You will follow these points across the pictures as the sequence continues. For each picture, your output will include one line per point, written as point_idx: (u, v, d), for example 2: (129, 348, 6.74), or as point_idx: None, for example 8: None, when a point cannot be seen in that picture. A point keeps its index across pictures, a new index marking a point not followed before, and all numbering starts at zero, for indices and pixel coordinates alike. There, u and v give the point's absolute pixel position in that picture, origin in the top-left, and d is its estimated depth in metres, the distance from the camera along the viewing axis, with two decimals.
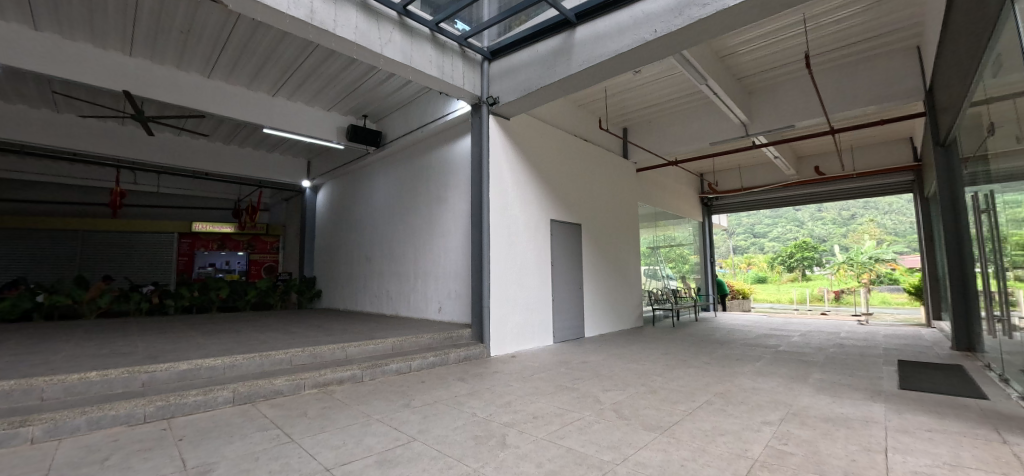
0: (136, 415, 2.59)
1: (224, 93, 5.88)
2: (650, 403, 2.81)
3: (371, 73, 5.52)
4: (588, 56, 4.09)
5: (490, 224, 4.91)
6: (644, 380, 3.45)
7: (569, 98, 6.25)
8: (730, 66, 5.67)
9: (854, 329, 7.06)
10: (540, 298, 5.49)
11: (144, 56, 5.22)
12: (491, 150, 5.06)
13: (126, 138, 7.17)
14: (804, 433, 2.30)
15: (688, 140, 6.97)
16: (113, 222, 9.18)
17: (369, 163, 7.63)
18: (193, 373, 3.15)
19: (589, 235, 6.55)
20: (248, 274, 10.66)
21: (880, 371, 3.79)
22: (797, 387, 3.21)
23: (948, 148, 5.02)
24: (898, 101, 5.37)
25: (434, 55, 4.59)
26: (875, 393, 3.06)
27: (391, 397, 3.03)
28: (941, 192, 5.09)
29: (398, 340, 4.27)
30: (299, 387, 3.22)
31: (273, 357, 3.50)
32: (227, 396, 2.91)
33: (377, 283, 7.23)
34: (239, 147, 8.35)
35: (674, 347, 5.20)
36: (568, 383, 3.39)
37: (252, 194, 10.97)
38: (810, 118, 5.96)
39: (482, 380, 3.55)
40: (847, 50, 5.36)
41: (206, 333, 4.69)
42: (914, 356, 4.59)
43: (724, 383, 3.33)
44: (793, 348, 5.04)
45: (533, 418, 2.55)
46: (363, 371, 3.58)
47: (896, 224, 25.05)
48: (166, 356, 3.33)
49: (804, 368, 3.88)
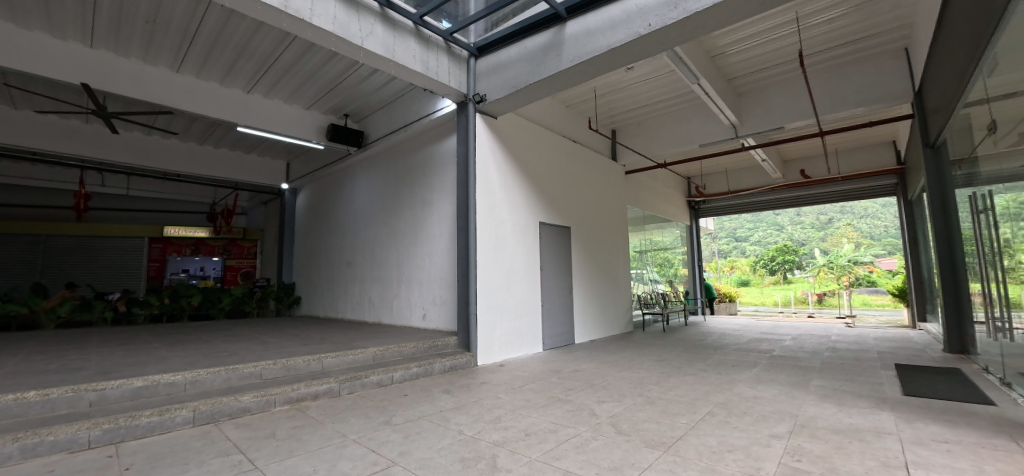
0: (80, 439, 2.29)
1: (193, 88, 5.54)
2: (650, 416, 2.63)
3: (353, 68, 5.28)
4: (579, 52, 3.94)
5: (478, 226, 4.71)
6: (640, 389, 3.27)
7: (557, 97, 6.11)
8: (720, 67, 5.61)
9: (844, 332, 7.04)
10: (529, 304, 5.29)
11: (106, 47, 4.87)
12: (478, 149, 4.87)
13: (89, 136, 6.74)
14: (817, 448, 2.15)
15: (678, 142, 6.89)
16: (78, 226, 8.71)
17: (351, 164, 7.36)
18: (148, 390, 2.83)
19: (579, 238, 6.39)
20: (223, 281, 10.18)
21: (879, 376, 3.69)
22: (800, 395, 3.07)
23: (937, 149, 5.03)
24: (887, 103, 5.37)
25: (418, 50, 4.38)
26: (879, 401, 2.94)
27: (371, 414, 2.78)
28: (931, 193, 5.08)
29: (379, 350, 4.01)
30: (269, 404, 2.94)
31: (240, 371, 3.20)
32: (186, 415, 2.61)
33: (358, 290, 6.94)
34: (214, 147, 7.98)
35: (668, 353, 5.05)
36: (560, 394, 3.19)
37: (228, 197, 10.56)
38: (800, 120, 5.93)
39: (469, 392, 3.32)
40: (837, 52, 5.34)
41: (171, 344, 4.34)
42: (909, 359, 4.53)
43: (723, 392, 3.17)
44: (787, 352, 4.94)
45: (526, 435, 2.34)
46: (341, 384, 3.32)
47: (872, 228, 25.64)
48: (120, 371, 3.00)
49: (802, 374, 3.75)
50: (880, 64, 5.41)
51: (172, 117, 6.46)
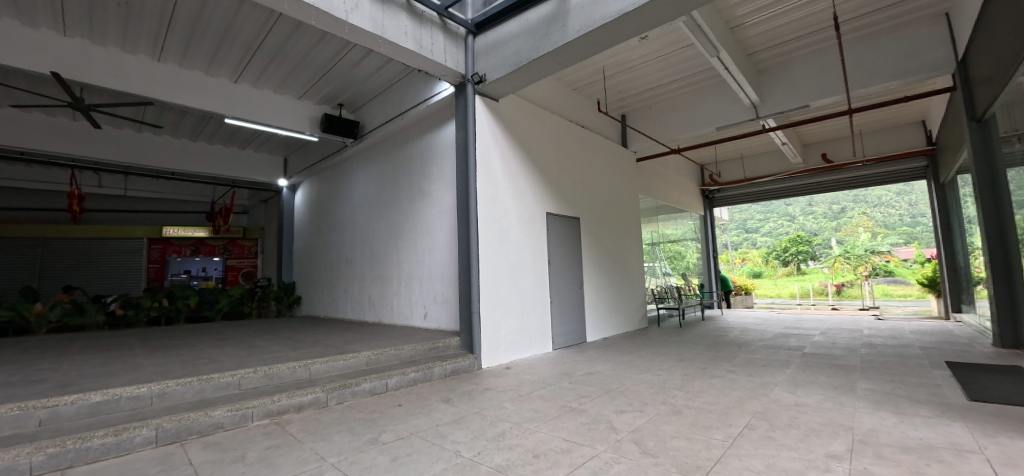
0: (19, 466, 1.99)
1: (176, 77, 5.20)
2: (678, 430, 2.26)
3: (345, 51, 4.92)
4: (587, 21, 3.54)
5: (478, 217, 4.34)
6: (663, 396, 2.88)
7: (563, 78, 5.70)
8: (740, 40, 5.15)
9: (875, 324, 6.58)
10: (537, 301, 4.93)
11: (81, 36, 4.56)
12: (478, 135, 4.50)
13: (75, 133, 6.47)
14: (889, 472, 1.78)
15: (693, 125, 6.45)
16: (75, 228, 8.55)
17: (347, 157, 7.04)
18: (109, 405, 2.52)
19: (588, 230, 6.01)
20: (225, 281, 9.98)
21: (934, 378, 3.25)
22: (849, 402, 2.68)
23: (985, 123, 4.50)
24: (925, 74, 4.91)
25: (410, 26, 3.99)
26: (944, 409, 2.55)
27: (357, 430, 2.44)
28: (979, 173, 4.57)
29: (373, 354, 3.68)
30: (244, 418, 2.61)
31: (215, 381, 2.87)
32: (147, 434, 2.31)
33: (358, 288, 6.63)
34: (207, 143, 7.69)
35: (688, 352, 4.64)
36: (573, 403, 2.82)
37: (226, 195, 10.30)
38: (827, 96, 5.45)
39: (471, 401, 2.96)
40: (871, 19, 4.85)
41: (151, 350, 4.04)
42: (958, 356, 4.10)
43: (759, 399, 2.77)
44: (819, 350, 4.52)
45: (534, 457, 1.98)
46: (328, 394, 2.98)
47: (886, 216, 24.94)
48: (81, 384, 2.70)
49: (844, 375, 3.34)
50: (918, 31, 4.92)
51: (160, 110, 6.17)
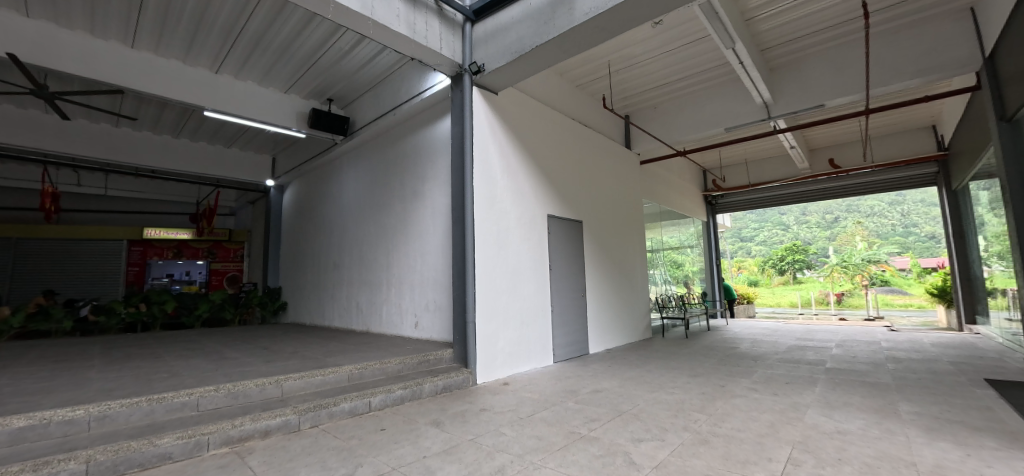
0: None
1: (150, 65, 4.83)
2: (710, 466, 1.90)
3: (333, 37, 4.58)
4: (597, 2, 3.22)
5: (474, 218, 3.97)
6: (684, 421, 2.53)
7: (567, 73, 5.41)
8: (754, 34, 4.87)
9: (890, 336, 6.28)
10: (537, 310, 4.58)
11: (45, 18, 4.18)
12: (476, 130, 4.15)
13: (43, 126, 6.04)
14: None
15: (701, 125, 6.16)
16: (49, 227, 8.09)
17: (338, 156, 6.69)
18: (35, 432, 2.13)
19: (591, 234, 5.67)
20: (209, 285, 9.59)
21: (981, 399, 2.92)
22: (898, 429, 2.34)
23: (1015, 123, 4.22)
24: (949, 72, 4.62)
25: (403, 10, 3.66)
26: (1010, 439, 2.20)
27: (329, 464, 2.06)
28: (1010, 174, 4.26)
29: (356, 369, 3.30)
30: (198, 447, 2.22)
31: (169, 401, 2.49)
32: (74, 469, 1.92)
33: (345, 294, 6.26)
34: (189, 140, 7.28)
35: (700, 366, 4.26)
36: (582, 428, 2.45)
37: (212, 196, 9.86)
38: (843, 95, 5.17)
39: (464, 426, 2.58)
40: (893, 13, 4.58)
41: (108, 361, 3.62)
42: (994, 372, 3.78)
43: (794, 424, 2.43)
44: (841, 364, 4.18)
45: None
46: (300, 416, 2.60)
47: (879, 227, 24.98)
48: (10, 404, 2.31)
49: (881, 396, 2.99)
50: (941, 27, 4.64)
51: (135, 101, 5.78)
